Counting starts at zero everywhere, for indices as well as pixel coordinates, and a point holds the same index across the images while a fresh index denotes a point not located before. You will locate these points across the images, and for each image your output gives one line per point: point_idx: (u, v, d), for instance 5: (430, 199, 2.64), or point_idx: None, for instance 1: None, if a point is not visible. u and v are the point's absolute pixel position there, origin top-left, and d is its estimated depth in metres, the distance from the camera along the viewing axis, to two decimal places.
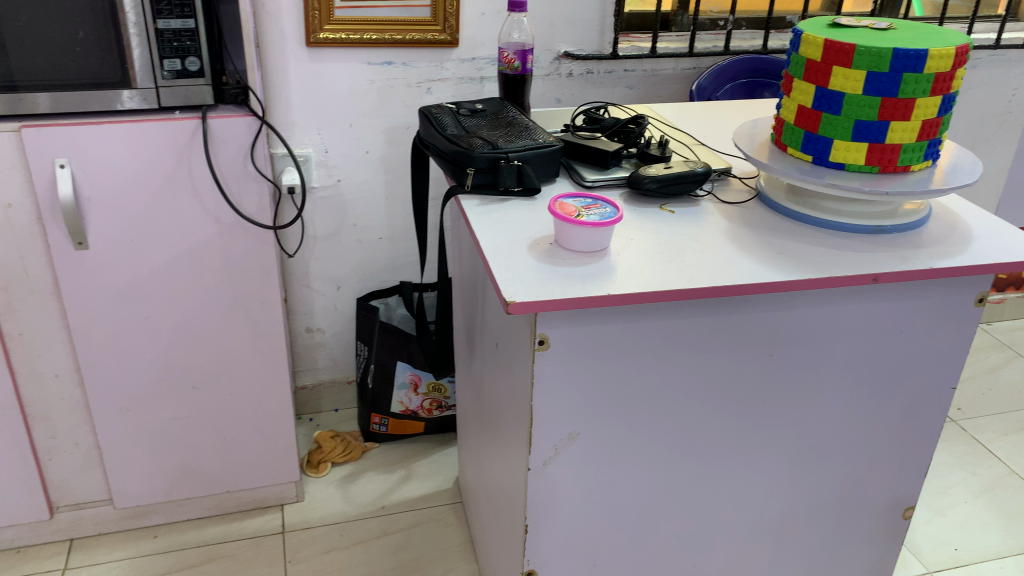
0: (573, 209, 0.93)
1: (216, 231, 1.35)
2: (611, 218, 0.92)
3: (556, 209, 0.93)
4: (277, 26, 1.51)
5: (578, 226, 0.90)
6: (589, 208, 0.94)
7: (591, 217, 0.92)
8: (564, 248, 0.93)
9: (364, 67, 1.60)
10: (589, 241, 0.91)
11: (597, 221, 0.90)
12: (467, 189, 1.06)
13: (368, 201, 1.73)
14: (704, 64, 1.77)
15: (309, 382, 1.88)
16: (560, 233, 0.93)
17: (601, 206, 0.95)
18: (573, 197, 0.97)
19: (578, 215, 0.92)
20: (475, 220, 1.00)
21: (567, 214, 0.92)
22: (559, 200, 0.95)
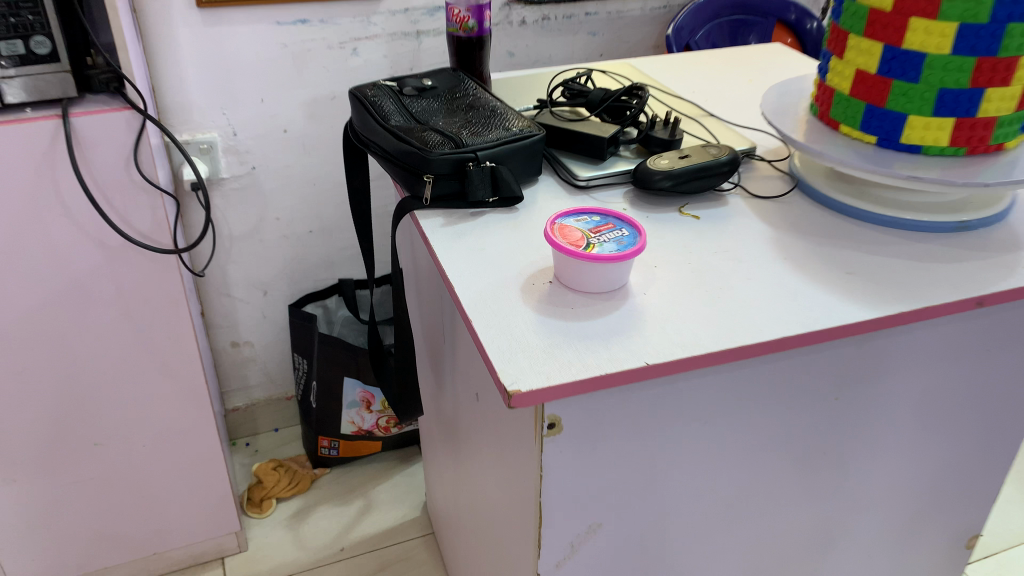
0: (580, 235, 0.68)
1: (101, 257, 1.06)
2: (634, 246, 0.67)
3: (554, 236, 0.68)
4: None
5: (590, 261, 0.65)
6: (601, 230, 0.69)
7: (607, 246, 0.67)
8: (570, 288, 0.69)
9: (273, 29, 1.29)
10: (605, 279, 0.67)
11: (617, 253, 0.66)
12: (426, 203, 0.80)
13: (293, 191, 1.45)
14: (676, 2, 1.52)
15: (242, 402, 1.62)
16: (563, 269, 0.68)
17: (614, 226, 0.70)
18: (574, 215, 0.72)
19: (587, 245, 0.67)
20: (442, 251, 0.74)
21: (572, 242, 0.67)
22: (555, 222, 0.70)
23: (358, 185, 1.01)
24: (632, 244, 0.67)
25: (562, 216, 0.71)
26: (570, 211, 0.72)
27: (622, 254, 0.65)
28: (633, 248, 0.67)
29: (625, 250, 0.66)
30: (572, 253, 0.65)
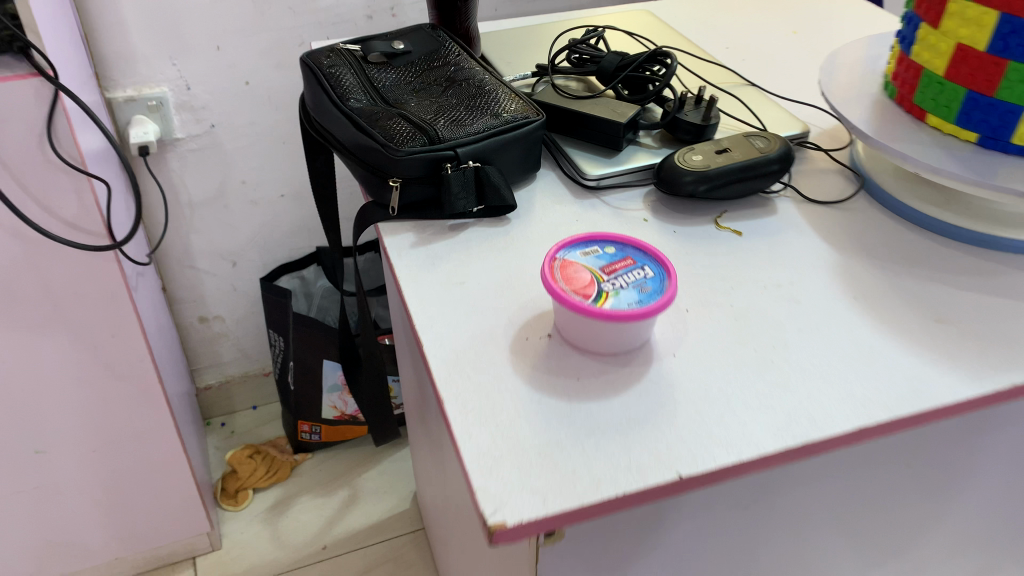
0: (589, 277, 0.51)
1: (22, 251, 0.89)
2: (661, 295, 0.50)
3: (553, 279, 0.51)
4: None
5: (604, 319, 0.49)
6: (617, 270, 0.52)
7: (625, 295, 0.50)
8: (576, 346, 0.52)
9: None
10: (621, 339, 0.51)
11: (639, 308, 0.49)
12: (393, 213, 0.64)
13: (259, 150, 1.27)
14: None
15: (215, 380, 1.48)
16: (567, 323, 0.52)
17: (634, 262, 0.53)
18: (582, 246, 0.55)
19: (599, 293, 0.50)
20: (411, 285, 0.58)
21: (579, 289, 0.51)
22: (557, 257, 0.53)
23: (320, 168, 0.84)
24: (658, 291, 0.51)
25: (565, 246, 0.55)
26: (575, 237, 0.55)
27: (646, 310, 0.49)
28: (660, 298, 0.50)
29: (650, 301, 0.50)
30: (580, 308, 0.49)
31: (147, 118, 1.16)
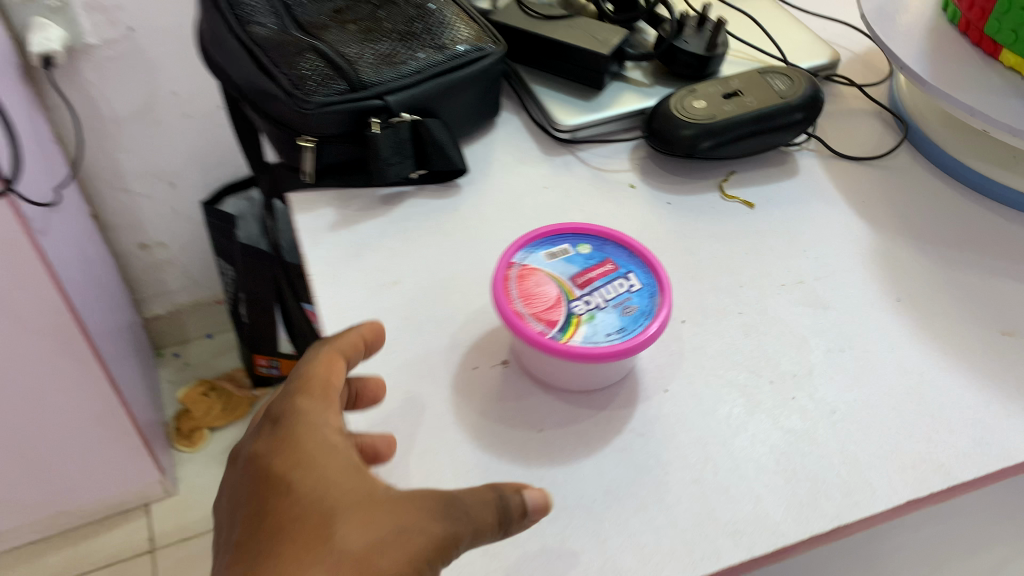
0: (553, 297, 0.39)
1: None
2: (650, 319, 0.38)
3: (508, 298, 0.39)
4: None
5: (573, 358, 0.36)
6: (593, 282, 0.40)
7: (603, 319, 0.38)
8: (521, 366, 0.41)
9: None
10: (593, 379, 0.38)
11: (619, 341, 0.37)
12: (308, 180, 0.49)
13: (188, 55, 1.07)
14: None
15: (163, 309, 1.35)
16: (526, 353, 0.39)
17: (615, 274, 0.40)
18: (548, 246, 0.42)
19: (568, 319, 0.38)
20: (329, 287, 0.44)
21: (541, 311, 0.38)
22: (515, 265, 0.40)
23: None
24: (647, 315, 0.38)
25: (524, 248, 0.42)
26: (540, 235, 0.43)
27: (629, 344, 0.36)
28: (647, 325, 0.38)
29: (634, 329, 0.37)
30: (539, 342, 0.36)
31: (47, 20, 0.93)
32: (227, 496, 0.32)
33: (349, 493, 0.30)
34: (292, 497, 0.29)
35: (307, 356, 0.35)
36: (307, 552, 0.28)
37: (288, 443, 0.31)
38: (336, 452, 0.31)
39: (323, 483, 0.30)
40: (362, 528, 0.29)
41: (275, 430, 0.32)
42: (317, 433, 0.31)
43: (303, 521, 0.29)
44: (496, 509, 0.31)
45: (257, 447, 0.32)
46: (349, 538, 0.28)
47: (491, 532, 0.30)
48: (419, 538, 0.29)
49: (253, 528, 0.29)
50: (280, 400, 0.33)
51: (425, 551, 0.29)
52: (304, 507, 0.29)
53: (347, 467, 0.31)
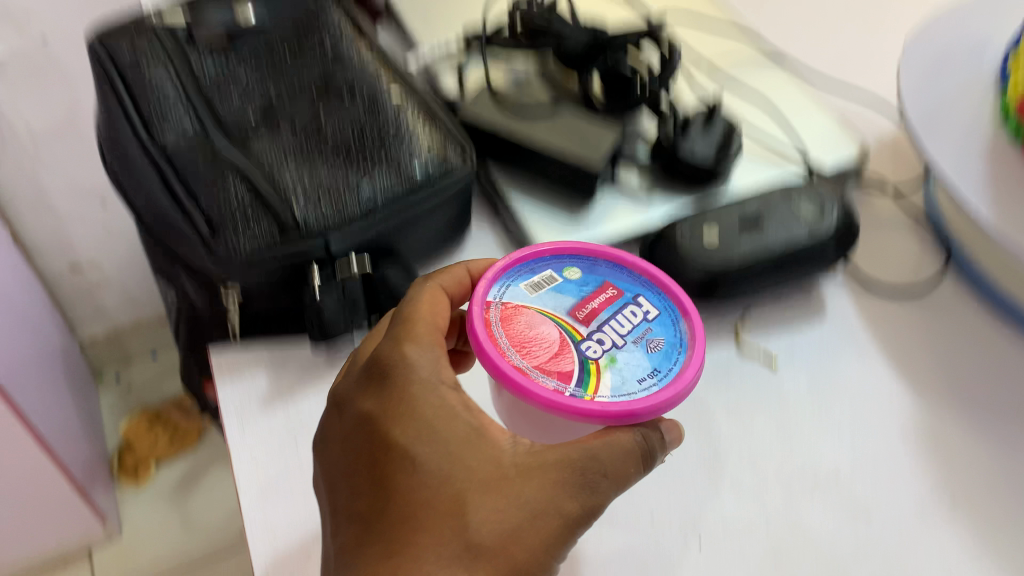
0: (556, 341, 0.31)
1: None
2: (683, 351, 0.32)
3: (501, 350, 0.30)
4: None
5: (603, 419, 0.29)
6: (598, 314, 0.32)
7: (626, 359, 0.31)
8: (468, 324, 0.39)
9: None
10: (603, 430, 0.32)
11: (660, 388, 0.30)
12: (236, 336, 0.41)
13: None
14: None
15: None
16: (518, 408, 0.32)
17: (617, 302, 0.33)
18: (527, 277, 0.34)
19: (585, 365, 0.30)
20: (261, 502, 0.35)
21: (548, 361, 0.30)
22: (492, 304, 0.32)
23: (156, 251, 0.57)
24: (676, 347, 0.32)
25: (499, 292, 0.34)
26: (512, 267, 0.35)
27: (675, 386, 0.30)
28: (683, 360, 0.31)
29: (670, 368, 0.31)
30: (556, 405, 0.29)
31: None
32: (332, 453, 0.31)
33: (478, 462, 0.29)
34: (411, 471, 0.29)
35: (411, 291, 0.35)
36: (437, 530, 0.27)
37: (400, 405, 0.30)
38: (455, 412, 0.30)
39: (449, 459, 0.29)
40: (494, 509, 0.28)
41: (380, 387, 0.31)
42: (430, 394, 0.30)
43: (431, 504, 0.28)
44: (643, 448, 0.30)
45: (368, 407, 0.31)
46: (480, 525, 0.28)
47: (642, 469, 0.30)
48: (557, 515, 0.28)
49: (373, 502, 0.29)
50: (387, 347, 0.32)
51: (563, 531, 0.29)
52: (437, 487, 0.28)
53: (467, 431, 0.30)
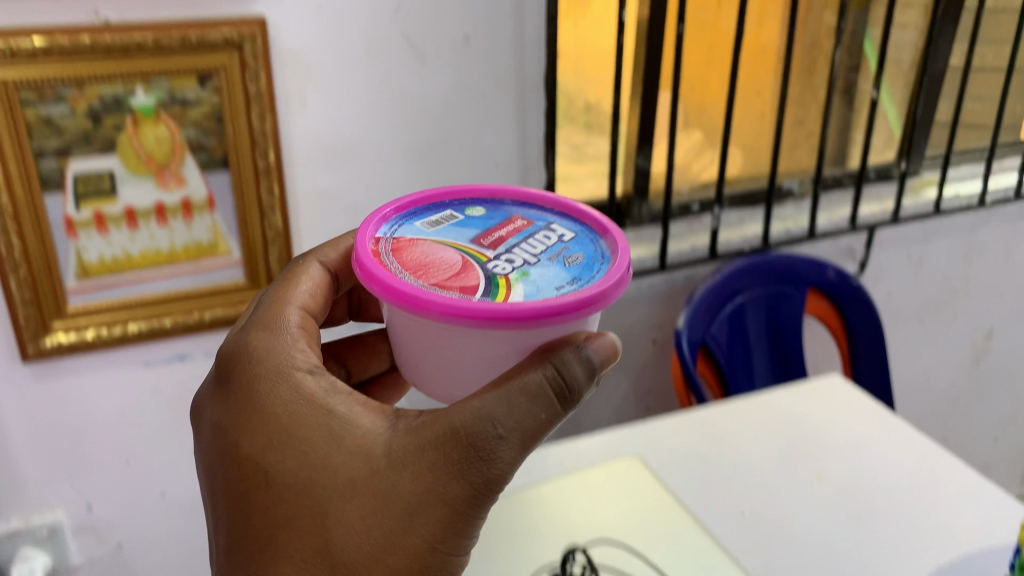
0: (455, 261, 0.53)
1: None
2: (606, 265, 0.53)
3: (397, 272, 0.51)
4: None
5: (504, 323, 0.47)
6: (494, 242, 0.55)
7: (535, 270, 0.52)
8: (340, 263, 0.65)
9: (141, 371, 1.00)
10: (524, 352, 0.50)
11: (565, 286, 0.50)
12: None
13: (172, 559, 1.13)
14: (680, 278, 1.23)
15: None
16: (408, 331, 0.52)
17: (508, 236, 0.56)
18: (426, 221, 0.58)
19: (486, 276, 0.51)
20: None
21: (447, 277, 0.51)
22: (394, 241, 0.55)
23: None
24: (595, 262, 0.53)
25: (402, 215, 0.59)
26: (409, 210, 0.59)
27: (593, 295, 0.49)
28: (601, 274, 0.51)
29: (586, 278, 0.51)
30: (463, 307, 0.47)
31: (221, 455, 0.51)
32: (225, 451, 0.52)
33: (344, 463, 0.48)
34: (279, 471, 0.49)
35: (281, 307, 0.58)
36: (310, 511, 0.48)
37: (260, 414, 0.51)
38: (309, 405, 0.51)
39: (308, 454, 0.49)
40: (363, 503, 0.47)
41: (249, 393, 0.52)
42: (285, 388, 0.52)
43: (302, 489, 0.48)
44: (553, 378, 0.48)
45: (243, 416, 0.52)
46: (356, 513, 0.47)
47: (562, 388, 0.48)
48: (430, 488, 0.47)
49: (262, 494, 0.49)
50: (250, 352, 0.54)
51: (440, 502, 0.47)
52: (308, 483, 0.48)
53: (321, 430, 0.50)
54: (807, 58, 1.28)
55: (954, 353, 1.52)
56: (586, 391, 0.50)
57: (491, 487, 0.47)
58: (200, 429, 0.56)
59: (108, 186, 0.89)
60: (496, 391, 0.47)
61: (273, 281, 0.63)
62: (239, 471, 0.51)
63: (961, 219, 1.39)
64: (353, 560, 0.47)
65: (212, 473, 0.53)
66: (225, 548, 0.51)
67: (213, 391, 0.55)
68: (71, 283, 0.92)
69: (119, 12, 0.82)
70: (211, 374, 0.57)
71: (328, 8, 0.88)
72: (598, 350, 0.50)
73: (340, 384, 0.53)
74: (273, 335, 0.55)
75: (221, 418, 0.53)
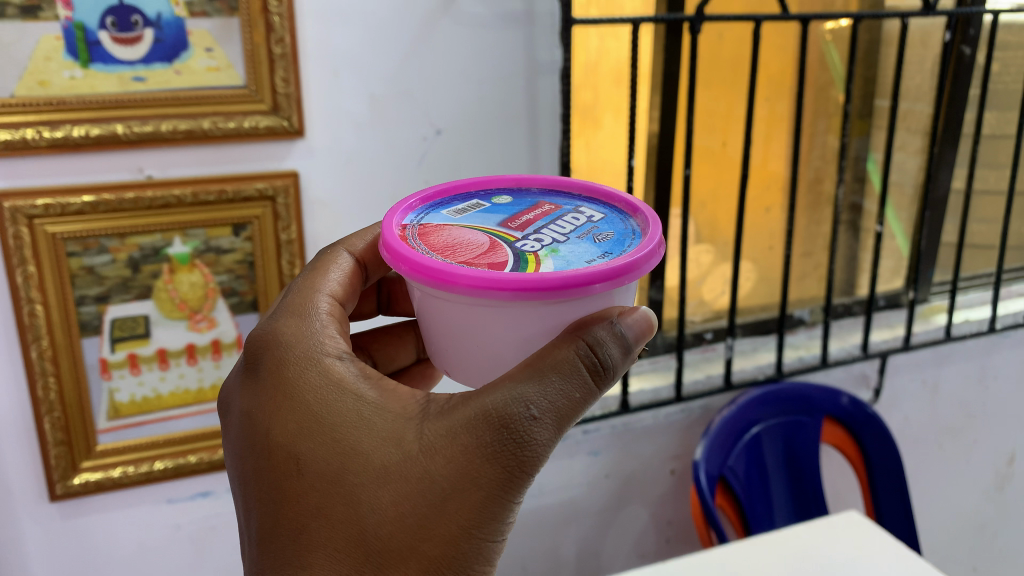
0: (482, 240, 0.53)
1: None
2: (636, 241, 0.53)
3: (422, 251, 0.51)
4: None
5: (532, 294, 0.47)
6: (523, 223, 0.55)
7: (564, 247, 0.52)
8: (366, 253, 0.66)
9: (164, 507, 1.03)
10: (557, 326, 0.50)
11: (598, 258, 0.50)
12: None
13: None
14: (696, 406, 1.24)
15: None
16: (438, 308, 0.52)
17: (537, 218, 0.56)
18: (451, 209, 0.59)
19: (515, 253, 0.51)
20: None
21: (475, 254, 0.51)
22: (420, 228, 0.56)
23: None
24: (625, 238, 0.53)
25: (431, 205, 0.60)
26: (434, 203, 0.60)
27: (623, 264, 0.49)
28: (632, 248, 0.51)
29: (617, 250, 0.51)
30: (493, 279, 0.47)
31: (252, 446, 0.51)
32: (252, 438, 0.52)
33: (376, 451, 0.48)
34: (312, 456, 0.49)
35: (309, 292, 0.59)
36: (345, 494, 0.48)
37: (289, 398, 0.51)
38: (339, 388, 0.51)
39: (340, 438, 0.49)
40: (399, 487, 0.48)
41: (277, 377, 0.52)
42: (314, 370, 0.52)
43: (336, 474, 0.48)
44: (589, 355, 0.49)
45: (271, 400, 0.52)
46: (394, 497, 0.47)
47: (598, 364, 0.49)
48: (466, 466, 0.47)
49: (294, 478, 0.49)
50: (277, 337, 0.54)
51: (477, 481, 0.47)
52: (342, 468, 0.48)
53: (353, 416, 0.50)
54: (812, 191, 1.34)
55: (977, 477, 1.50)
56: (622, 367, 0.50)
57: (526, 467, 0.48)
58: (224, 422, 0.55)
59: (142, 329, 0.95)
60: (529, 372, 0.48)
61: (300, 271, 0.63)
62: (268, 458, 0.50)
63: (973, 343, 1.40)
64: (388, 546, 0.47)
65: (235, 461, 0.53)
66: (252, 536, 0.51)
67: (237, 378, 0.55)
68: (102, 423, 0.97)
69: (162, 169, 0.89)
70: (235, 363, 0.56)
71: (356, 159, 0.95)
72: (632, 326, 0.51)
73: (370, 370, 0.53)
74: (302, 320, 0.56)
75: (246, 404, 0.53)
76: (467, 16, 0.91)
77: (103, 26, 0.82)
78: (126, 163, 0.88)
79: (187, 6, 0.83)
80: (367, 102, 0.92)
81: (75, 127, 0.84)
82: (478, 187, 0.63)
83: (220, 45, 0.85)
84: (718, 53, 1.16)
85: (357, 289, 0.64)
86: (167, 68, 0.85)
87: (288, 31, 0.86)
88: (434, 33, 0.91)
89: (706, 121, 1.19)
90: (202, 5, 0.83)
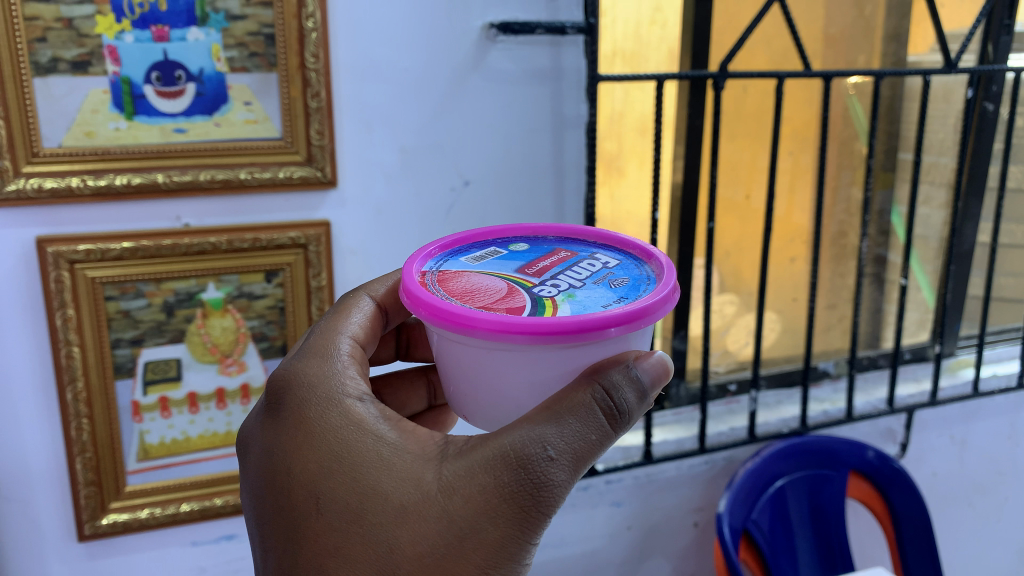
0: (500, 287, 0.54)
1: None
2: (651, 286, 0.54)
3: (442, 296, 0.53)
4: (29, 516, 0.97)
5: (550, 338, 0.48)
6: (540, 269, 0.57)
7: (580, 292, 0.53)
8: (388, 298, 0.68)
9: (188, 549, 1.04)
10: (576, 372, 0.51)
11: (616, 303, 0.51)
12: None
13: None
14: (720, 458, 1.23)
15: None
16: (456, 354, 0.53)
17: (554, 265, 0.58)
18: (469, 257, 0.61)
19: (533, 298, 0.52)
20: None
21: (494, 299, 0.52)
22: (438, 275, 0.57)
23: None
24: (641, 283, 0.54)
25: (449, 253, 0.62)
26: (452, 252, 0.62)
27: (639, 309, 0.50)
28: (647, 293, 0.52)
29: (632, 295, 0.52)
30: (513, 323, 0.48)
31: (277, 486, 0.53)
32: (273, 478, 0.53)
33: (395, 490, 0.49)
34: (331, 496, 0.50)
35: (333, 335, 0.60)
36: (364, 533, 0.49)
37: (309, 439, 0.52)
38: (358, 428, 0.52)
39: (358, 478, 0.50)
40: (416, 525, 0.48)
41: (299, 418, 0.54)
42: (335, 411, 0.53)
43: (355, 513, 0.49)
44: (606, 398, 0.49)
45: (293, 440, 0.53)
46: (413, 536, 0.48)
47: (615, 406, 0.50)
48: (484, 506, 0.48)
49: (315, 517, 0.50)
50: (299, 378, 0.56)
51: (494, 522, 0.48)
52: (360, 508, 0.49)
53: (370, 456, 0.51)
54: (836, 244, 1.34)
55: (1009, 537, 1.47)
56: (638, 411, 0.51)
57: (543, 506, 0.48)
58: (246, 461, 0.56)
59: (174, 372, 0.97)
60: (547, 415, 0.49)
61: (324, 314, 0.65)
62: (289, 497, 0.52)
63: (1002, 400, 1.39)
64: None
65: (257, 500, 0.54)
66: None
67: (260, 418, 0.56)
68: (132, 463, 0.98)
69: (198, 217, 0.92)
70: (258, 403, 0.58)
71: (386, 209, 0.97)
72: (649, 370, 0.51)
73: (390, 411, 0.54)
74: (324, 361, 0.57)
75: (268, 444, 0.54)
76: (496, 73, 0.94)
77: (149, 80, 0.86)
78: (165, 212, 0.91)
79: (229, 62, 0.87)
80: (398, 154, 0.95)
81: (117, 175, 0.87)
82: (496, 235, 0.65)
83: (258, 99, 0.89)
84: (741, 108, 1.18)
85: (378, 332, 0.65)
86: (207, 120, 0.88)
87: (324, 86, 0.89)
88: (465, 89, 0.94)
89: (729, 173, 1.21)
90: (243, 61, 0.87)
